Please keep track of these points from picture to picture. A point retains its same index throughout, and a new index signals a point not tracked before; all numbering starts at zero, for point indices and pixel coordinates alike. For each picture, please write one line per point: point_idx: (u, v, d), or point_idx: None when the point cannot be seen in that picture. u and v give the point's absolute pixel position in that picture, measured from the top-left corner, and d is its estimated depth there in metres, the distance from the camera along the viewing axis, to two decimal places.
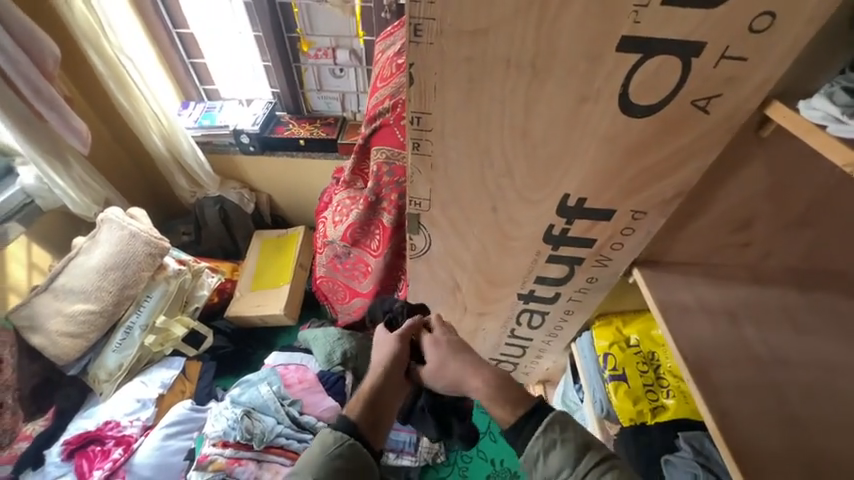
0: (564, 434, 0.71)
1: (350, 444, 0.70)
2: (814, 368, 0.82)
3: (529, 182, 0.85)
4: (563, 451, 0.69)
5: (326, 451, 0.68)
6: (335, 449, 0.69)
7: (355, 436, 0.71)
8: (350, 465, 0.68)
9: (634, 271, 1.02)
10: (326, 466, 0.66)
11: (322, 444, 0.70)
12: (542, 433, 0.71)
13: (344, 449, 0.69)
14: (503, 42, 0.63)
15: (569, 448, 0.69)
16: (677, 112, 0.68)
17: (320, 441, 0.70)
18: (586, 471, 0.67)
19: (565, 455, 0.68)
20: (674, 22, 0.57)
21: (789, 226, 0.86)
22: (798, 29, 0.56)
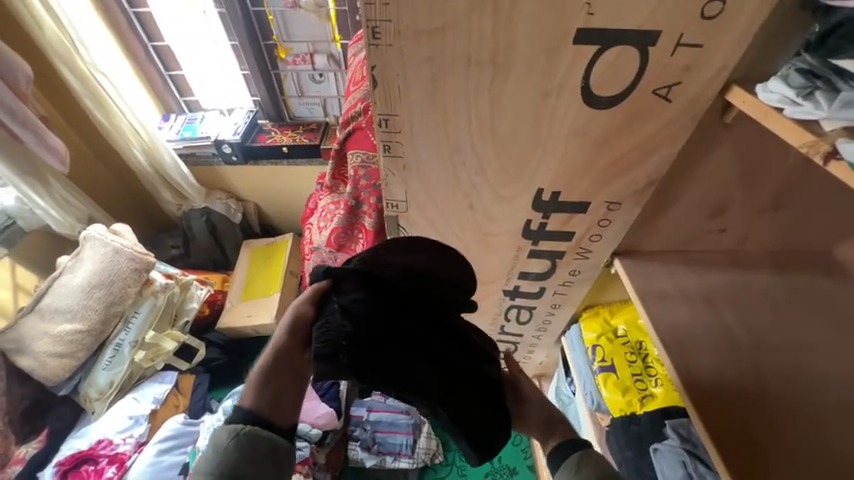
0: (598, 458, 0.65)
1: (248, 431, 0.55)
2: (795, 350, 0.82)
3: (502, 178, 0.85)
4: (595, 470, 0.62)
5: (217, 451, 0.54)
6: (232, 445, 0.54)
7: (251, 422, 0.56)
8: (254, 451, 0.54)
9: (615, 262, 1.02)
10: (221, 470, 0.52)
11: (215, 446, 0.54)
12: (575, 453, 0.66)
13: (242, 439, 0.54)
14: (460, 40, 0.63)
15: (602, 469, 0.62)
16: (641, 102, 0.68)
17: (212, 444, 0.55)
18: None
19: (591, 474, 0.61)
20: (627, 13, 0.57)
21: (763, 210, 0.86)
22: (750, 13, 0.56)
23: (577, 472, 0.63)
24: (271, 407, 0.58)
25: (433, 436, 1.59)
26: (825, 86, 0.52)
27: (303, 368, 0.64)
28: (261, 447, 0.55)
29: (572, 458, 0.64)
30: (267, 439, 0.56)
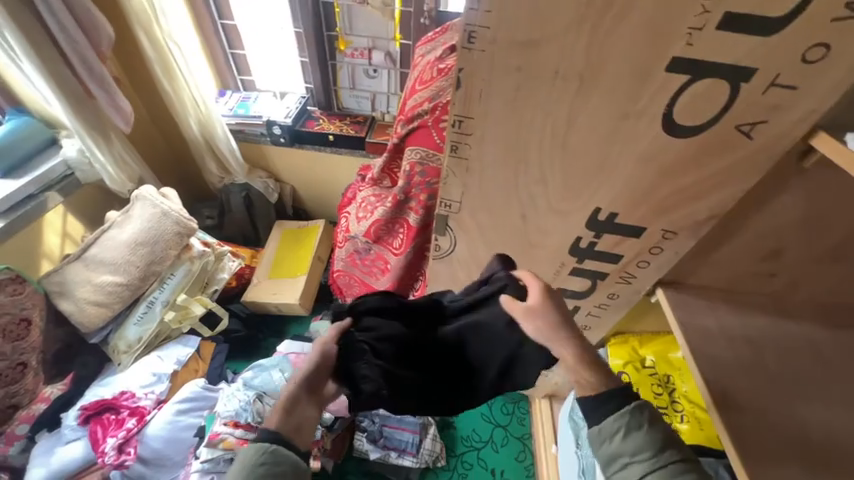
0: (652, 419, 0.66)
1: (273, 450, 0.67)
2: (840, 405, 0.80)
3: (562, 192, 0.86)
4: (648, 437, 0.64)
5: (249, 461, 0.65)
6: (261, 459, 0.65)
7: (278, 442, 0.68)
8: (276, 469, 0.65)
9: (658, 291, 1.02)
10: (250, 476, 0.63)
11: (241, 463, 0.65)
12: (628, 413, 0.66)
13: (267, 457, 0.66)
14: (553, 54, 0.65)
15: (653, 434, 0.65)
16: (720, 135, 0.68)
17: (240, 461, 0.65)
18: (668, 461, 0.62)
19: (650, 440, 0.64)
20: (727, 47, 0.58)
21: (822, 260, 0.85)
22: (851, 63, 0.57)
23: (627, 437, 0.65)
24: (295, 430, 0.72)
25: (439, 439, 1.59)
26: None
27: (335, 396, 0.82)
28: (281, 466, 0.66)
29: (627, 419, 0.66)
30: (290, 458, 0.67)
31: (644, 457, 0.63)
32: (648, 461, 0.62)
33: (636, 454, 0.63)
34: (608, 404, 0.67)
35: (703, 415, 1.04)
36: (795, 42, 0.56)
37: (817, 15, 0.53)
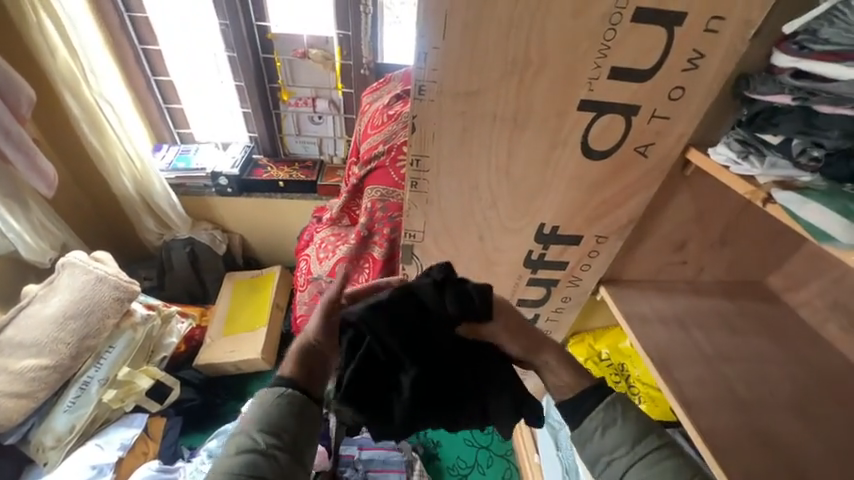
0: (626, 413, 0.66)
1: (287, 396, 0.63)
2: (751, 360, 0.98)
3: (512, 213, 0.98)
4: (624, 430, 0.64)
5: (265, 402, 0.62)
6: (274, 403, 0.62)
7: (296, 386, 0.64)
8: (291, 411, 0.61)
9: (601, 289, 1.18)
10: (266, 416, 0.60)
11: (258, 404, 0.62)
12: (603, 409, 0.67)
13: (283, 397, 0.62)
14: (490, 102, 0.79)
15: (632, 427, 0.65)
16: (625, 156, 0.86)
17: (257, 399, 0.62)
18: (645, 452, 0.62)
19: (624, 432, 0.64)
20: (617, 90, 0.76)
21: (715, 245, 1.07)
22: (700, 98, 0.77)
23: (605, 433, 0.65)
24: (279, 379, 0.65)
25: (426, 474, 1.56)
26: (759, 149, 0.72)
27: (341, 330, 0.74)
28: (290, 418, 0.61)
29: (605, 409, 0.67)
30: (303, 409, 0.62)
31: (623, 451, 0.63)
32: (628, 455, 0.62)
33: (615, 449, 0.63)
34: (586, 402, 0.68)
35: (656, 394, 1.19)
36: (662, 85, 0.75)
37: (671, 67, 0.73)
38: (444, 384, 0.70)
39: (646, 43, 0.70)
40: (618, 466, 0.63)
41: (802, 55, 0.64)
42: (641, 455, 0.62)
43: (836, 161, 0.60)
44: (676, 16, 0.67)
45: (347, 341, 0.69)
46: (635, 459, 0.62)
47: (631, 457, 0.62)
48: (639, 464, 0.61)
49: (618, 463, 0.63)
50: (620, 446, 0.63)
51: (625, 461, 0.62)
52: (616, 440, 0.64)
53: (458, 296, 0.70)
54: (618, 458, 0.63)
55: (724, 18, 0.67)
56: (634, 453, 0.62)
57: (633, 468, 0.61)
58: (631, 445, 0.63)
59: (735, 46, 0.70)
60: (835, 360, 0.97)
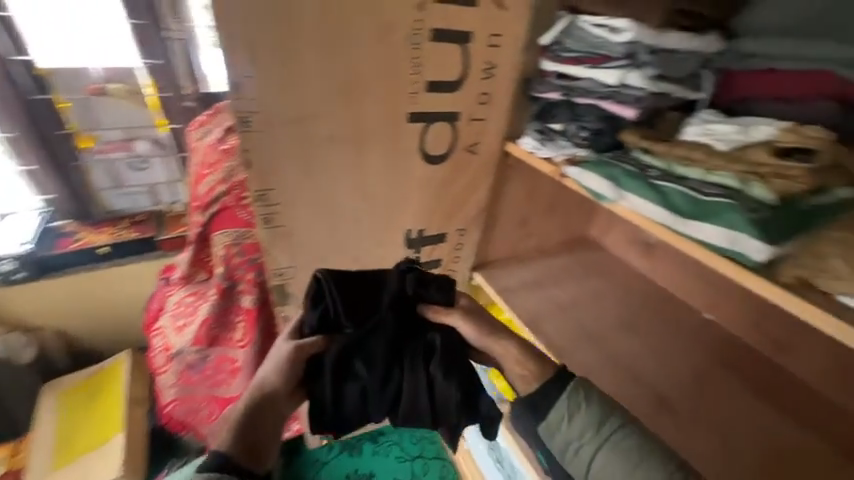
0: (590, 394, 0.62)
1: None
2: (592, 299, 1.22)
3: (378, 226, 0.99)
4: (589, 413, 0.60)
5: None
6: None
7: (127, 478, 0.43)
8: None
9: (475, 275, 1.29)
10: None
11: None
12: (565, 396, 0.62)
13: None
14: (323, 125, 0.78)
15: (597, 410, 0.60)
16: (459, 157, 0.97)
17: None
18: (611, 433, 0.59)
19: (592, 416, 0.60)
20: (437, 101, 0.85)
21: (547, 216, 1.29)
22: (502, 100, 0.91)
23: (571, 420, 0.60)
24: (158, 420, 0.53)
25: None
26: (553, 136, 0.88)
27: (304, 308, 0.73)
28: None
29: (572, 393, 0.62)
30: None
31: (588, 436, 0.59)
32: (593, 440, 0.59)
33: (583, 435, 0.59)
34: (550, 392, 0.63)
35: None
36: (471, 92, 0.87)
37: (474, 77, 0.85)
38: (385, 371, 0.68)
39: (448, 58, 0.80)
40: (581, 451, 0.59)
41: (559, 61, 0.82)
42: (606, 439, 0.58)
43: (597, 138, 0.79)
44: (465, 35, 0.78)
45: (309, 297, 0.73)
46: (600, 444, 0.58)
47: (596, 440, 0.58)
48: (603, 448, 0.58)
49: (582, 448, 0.59)
50: (584, 431, 0.59)
51: (589, 443, 0.59)
52: (584, 425, 0.60)
53: (425, 294, 0.74)
54: (579, 443, 0.59)
55: (500, 35, 0.81)
56: (597, 435, 0.59)
57: (595, 452, 0.58)
58: (595, 429, 0.59)
59: (513, 57, 0.85)
60: (641, 280, 1.28)
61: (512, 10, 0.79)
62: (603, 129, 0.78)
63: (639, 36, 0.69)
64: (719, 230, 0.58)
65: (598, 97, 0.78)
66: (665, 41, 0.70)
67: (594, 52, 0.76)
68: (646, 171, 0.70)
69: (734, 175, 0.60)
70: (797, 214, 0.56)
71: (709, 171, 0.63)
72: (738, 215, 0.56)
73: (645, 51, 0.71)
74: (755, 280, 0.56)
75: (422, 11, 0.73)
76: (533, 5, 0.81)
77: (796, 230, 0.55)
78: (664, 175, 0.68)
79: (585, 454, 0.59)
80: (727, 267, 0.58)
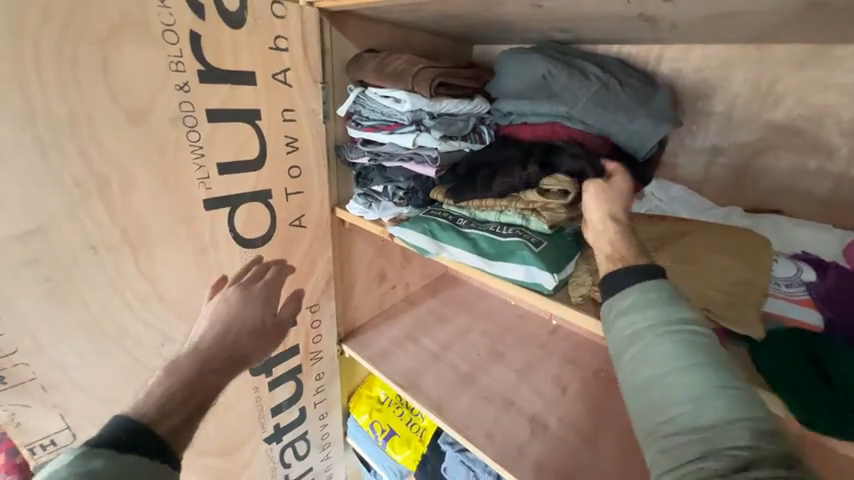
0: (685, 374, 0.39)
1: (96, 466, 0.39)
2: (464, 336, 1.22)
3: (131, 378, 0.74)
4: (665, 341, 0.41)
5: None
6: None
7: None
8: None
9: (345, 348, 1.16)
10: None
11: None
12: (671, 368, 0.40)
13: None
14: (71, 239, 0.61)
15: (673, 348, 0.40)
16: (285, 234, 0.87)
17: None
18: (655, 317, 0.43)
19: (663, 344, 0.41)
20: (237, 183, 0.76)
21: (404, 266, 1.27)
22: (317, 170, 0.88)
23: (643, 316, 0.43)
24: None
25: None
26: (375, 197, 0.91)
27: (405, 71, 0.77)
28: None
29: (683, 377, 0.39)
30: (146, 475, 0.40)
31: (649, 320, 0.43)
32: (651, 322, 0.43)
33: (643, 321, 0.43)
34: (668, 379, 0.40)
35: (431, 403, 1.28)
36: (277, 168, 0.81)
37: (275, 153, 0.79)
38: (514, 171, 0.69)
39: (237, 138, 0.73)
40: (665, 422, 0.39)
41: (360, 129, 0.86)
42: (713, 365, 0.39)
43: (411, 195, 0.85)
44: (251, 112, 0.74)
45: (463, 70, 0.84)
46: (688, 337, 0.41)
47: (724, 442, 0.35)
48: (684, 384, 0.39)
49: (661, 414, 0.39)
50: (639, 315, 0.43)
51: (678, 426, 0.38)
52: (628, 282, 0.46)
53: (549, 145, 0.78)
54: (625, 321, 0.44)
55: (293, 110, 0.79)
56: (763, 443, 0.35)
57: (652, 339, 0.42)
58: (657, 296, 0.44)
59: (315, 128, 0.84)
60: (503, 306, 1.34)
61: (298, 86, 0.78)
62: (414, 187, 0.84)
63: (416, 104, 0.77)
64: (519, 268, 0.66)
65: (401, 159, 0.84)
66: (440, 107, 0.79)
67: (386, 120, 0.82)
68: (456, 220, 0.77)
69: (518, 215, 0.70)
70: (567, 240, 0.68)
71: (501, 212, 0.72)
72: (529, 252, 0.65)
73: (428, 117, 0.79)
74: (559, 308, 0.63)
75: (187, 92, 0.65)
76: (321, 81, 0.81)
77: (570, 258, 0.66)
78: (470, 222, 0.76)
79: (638, 326, 0.43)
80: (555, 307, 0.64)
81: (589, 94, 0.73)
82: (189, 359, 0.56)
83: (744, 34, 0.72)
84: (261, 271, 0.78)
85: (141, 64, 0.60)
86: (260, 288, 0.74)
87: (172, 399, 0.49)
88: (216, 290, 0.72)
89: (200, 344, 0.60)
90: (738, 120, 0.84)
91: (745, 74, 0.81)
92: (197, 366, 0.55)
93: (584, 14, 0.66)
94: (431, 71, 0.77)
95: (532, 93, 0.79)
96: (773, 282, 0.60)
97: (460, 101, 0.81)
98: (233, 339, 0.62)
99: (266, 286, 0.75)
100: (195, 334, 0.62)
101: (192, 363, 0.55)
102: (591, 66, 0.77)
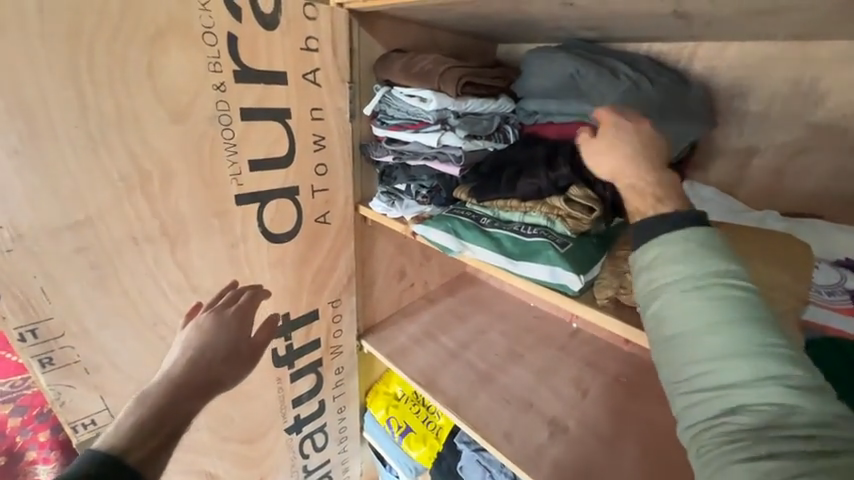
0: (719, 328, 0.37)
1: None
2: (481, 336, 1.21)
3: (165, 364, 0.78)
4: (699, 294, 0.39)
5: None
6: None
7: None
8: None
9: (364, 343, 1.18)
10: None
11: None
12: (705, 322, 0.38)
13: None
14: (114, 230, 0.64)
15: (706, 298, 0.39)
16: (311, 229, 0.90)
17: None
18: (692, 270, 0.40)
19: (698, 297, 0.39)
20: (267, 179, 0.79)
21: (423, 264, 1.28)
22: (343, 167, 0.90)
23: (676, 270, 0.41)
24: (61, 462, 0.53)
25: None
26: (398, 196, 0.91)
27: (431, 73, 0.78)
28: None
29: (716, 332, 0.37)
30: None
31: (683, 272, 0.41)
32: (685, 275, 0.40)
33: (676, 275, 0.41)
34: (700, 333, 0.38)
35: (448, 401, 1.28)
36: (305, 165, 0.83)
37: (303, 150, 0.81)
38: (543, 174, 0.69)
39: (268, 136, 0.76)
40: (693, 377, 0.38)
41: (385, 128, 0.87)
42: (757, 322, 0.37)
43: (434, 194, 0.85)
44: (282, 111, 0.76)
45: (488, 69, 0.84)
46: (723, 286, 0.39)
47: (755, 398, 0.35)
48: (715, 341, 0.37)
49: (686, 366, 0.39)
50: (672, 266, 0.41)
51: (703, 384, 0.38)
52: (667, 234, 0.43)
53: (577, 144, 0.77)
54: (657, 274, 0.42)
55: (321, 109, 0.81)
56: (803, 401, 0.34)
57: (687, 293, 0.40)
58: (693, 245, 0.41)
59: (342, 127, 0.86)
60: (522, 306, 1.33)
61: (326, 85, 0.80)
62: (437, 186, 0.85)
63: (442, 103, 0.78)
64: (544, 268, 0.65)
65: (425, 158, 0.84)
66: (466, 106, 0.79)
67: (412, 119, 0.83)
68: (479, 220, 0.77)
69: (542, 216, 0.69)
70: (594, 242, 0.67)
71: (526, 213, 0.71)
72: (555, 252, 0.64)
73: (453, 116, 0.79)
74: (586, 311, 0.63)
75: (223, 91, 0.68)
76: (349, 80, 0.83)
77: (596, 260, 0.65)
78: (494, 221, 0.75)
79: (668, 280, 0.41)
80: (580, 306, 0.64)
81: (618, 93, 0.72)
82: (155, 392, 0.54)
83: (785, 30, 0.69)
84: (236, 295, 0.76)
85: (183, 64, 0.63)
86: (234, 314, 0.71)
87: (140, 430, 0.48)
88: (189, 316, 0.70)
89: (167, 376, 0.57)
90: (776, 121, 0.80)
91: (785, 72, 0.78)
92: (169, 393, 0.55)
93: (616, 11, 0.65)
94: (458, 71, 0.77)
95: (558, 92, 0.78)
96: (813, 288, 0.57)
97: (485, 102, 0.81)
98: (205, 367, 0.61)
99: (239, 308, 0.72)
100: (166, 362, 0.61)
101: (164, 391, 0.55)
102: (621, 65, 0.76)
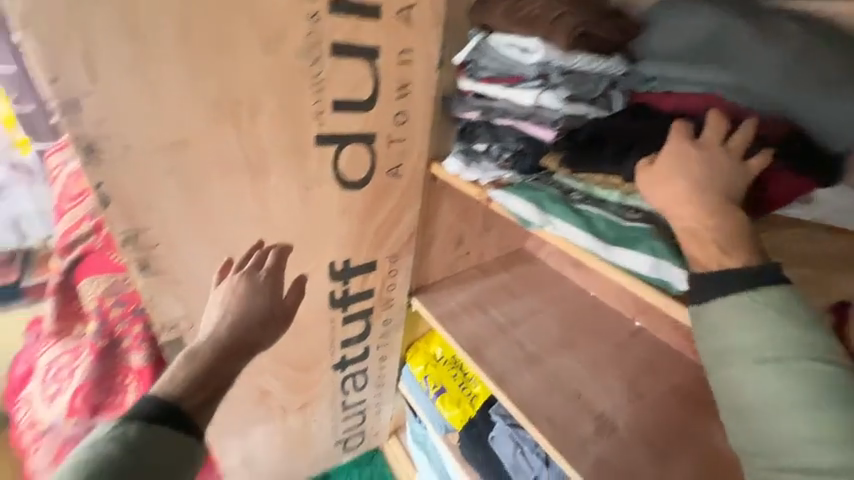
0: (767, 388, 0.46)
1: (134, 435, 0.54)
2: (533, 317, 1.16)
3: None
4: (755, 364, 0.47)
5: None
6: (96, 459, 0.50)
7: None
8: None
9: (413, 301, 1.19)
10: None
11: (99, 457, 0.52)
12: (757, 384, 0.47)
13: None
14: (204, 155, 0.67)
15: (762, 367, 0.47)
16: (381, 181, 0.88)
17: None
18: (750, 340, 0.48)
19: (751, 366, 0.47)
20: (346, 122, 0.76)
21: (483, 233, 1.23)
22: (422, 119, 0.84)
23: (733, 339, 0.49)
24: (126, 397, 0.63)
25: None
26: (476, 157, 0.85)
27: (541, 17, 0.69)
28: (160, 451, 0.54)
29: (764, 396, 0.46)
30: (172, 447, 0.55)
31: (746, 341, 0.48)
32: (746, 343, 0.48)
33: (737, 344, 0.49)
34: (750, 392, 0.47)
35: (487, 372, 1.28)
36: (385, 113, 0.79)
37: (386, 95, 0.77)
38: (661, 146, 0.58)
39: (353, 76, 0.72)
40: (744, 425, 0.49)
41: (474, 81, 0.80)
42: (813, 387, 0.44)
43: (518, 159, 0.77)
44: (370, 49, 0.71)
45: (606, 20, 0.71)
46: (778, 356, 0.46)
47: (795, 450, 0.44)
48: (762, 400, 0.46)
49: (737, 414, 0.49)
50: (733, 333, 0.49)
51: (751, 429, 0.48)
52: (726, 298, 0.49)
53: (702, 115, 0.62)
54: (718, 340, 0.50)
55: (409, 52, 0.75)
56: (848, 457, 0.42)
57: (744, 362, 0.48)
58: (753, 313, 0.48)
59: (427, 74, 0.80)
60: (581, 294, 1.24)
61: (418, 24, 0.74)
62: (522, 150, 0.77)
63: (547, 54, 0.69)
64: (643, 260, 0.57)
65: (515, 118, 0.76)
66: (573, 61, 0.69)
67: (507, 72, 0.75)
68: (569, 194, 0.70)
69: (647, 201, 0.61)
70: None
71: (627, 194, 0.63)
72: (658, 243, 0.57)
73: (556, 71, 0.70)
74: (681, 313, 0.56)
75: (315, 22, 0.65)
76: (442, 21, 0.76)
77: None
78: (585, 198, 0.68)
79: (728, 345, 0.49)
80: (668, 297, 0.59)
81: (780, 61, 0.57)
82: (197, 354, 0.65)
83: None
84: (262, 256, 0.79)
85: None
86: (266, 281, 0.77)
87: (190, 384, 0.61)
88: (223, 274, 0.75)
89: (211, 338, 0.67)
90: None
91: None
92: (217, 358, 0.66)
93: None
94: (573, 18, 0.67)
95: (692, 54, 0.64)
96: None
97: (596, 57, 0.70)
98: (241, 332, 0.69)
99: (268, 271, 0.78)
100: (208, 322, 0.70)
101: (212, 356, 0.65)
102: (789, 25, 0.60)
